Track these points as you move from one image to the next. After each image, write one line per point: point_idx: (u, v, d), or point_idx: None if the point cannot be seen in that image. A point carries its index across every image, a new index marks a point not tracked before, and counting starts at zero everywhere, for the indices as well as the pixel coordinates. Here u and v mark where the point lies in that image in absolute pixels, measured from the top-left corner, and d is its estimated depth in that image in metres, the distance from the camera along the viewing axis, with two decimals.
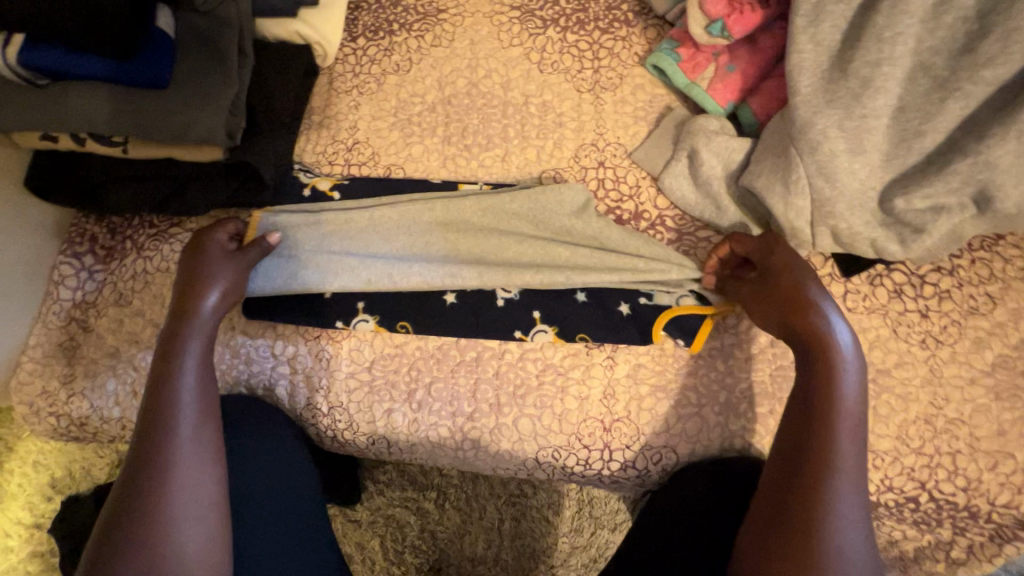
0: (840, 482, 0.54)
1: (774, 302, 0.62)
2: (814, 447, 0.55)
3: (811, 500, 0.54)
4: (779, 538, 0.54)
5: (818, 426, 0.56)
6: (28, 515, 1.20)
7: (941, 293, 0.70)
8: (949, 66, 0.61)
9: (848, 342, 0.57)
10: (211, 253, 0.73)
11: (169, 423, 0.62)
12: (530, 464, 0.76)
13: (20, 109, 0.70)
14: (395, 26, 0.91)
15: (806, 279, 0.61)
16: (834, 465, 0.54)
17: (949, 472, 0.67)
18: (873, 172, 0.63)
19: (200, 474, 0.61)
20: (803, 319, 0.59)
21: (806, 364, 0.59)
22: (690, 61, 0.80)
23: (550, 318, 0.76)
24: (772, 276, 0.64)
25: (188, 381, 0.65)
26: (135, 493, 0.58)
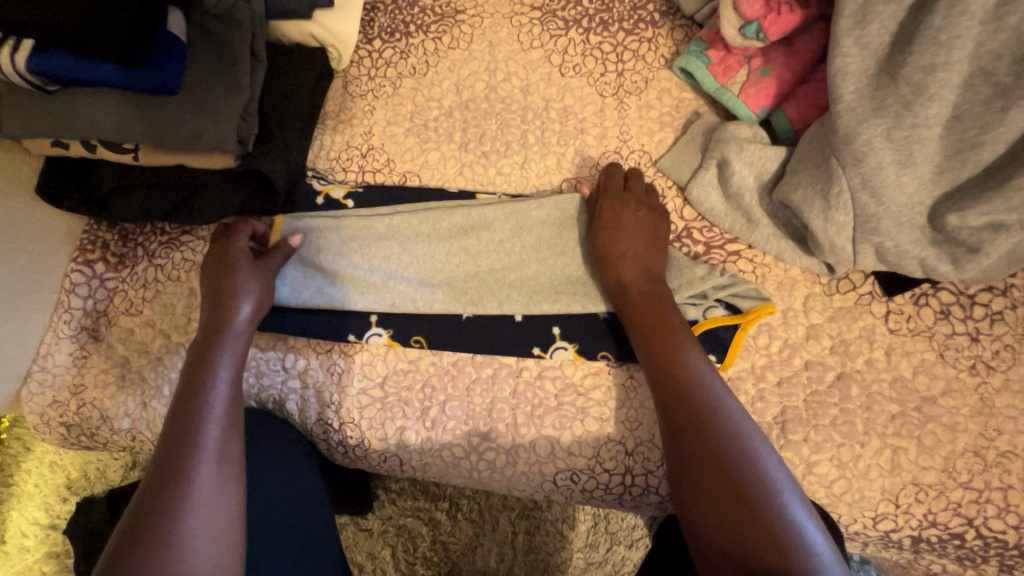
0: (730, 434, 0.54)
1: (608, 236, 0.71)
2: (689, 414, 0.56)
3: (726, 465, 0.52)
4: (705, 483, 0.52)
5: (676, 388, 0.59)
6: (44, 515, 1.21)
7: (994, 315, 0.65)
8: (1013, 71, 0.55)
9: (668, 293, 0.67)
10: (241, 264, 0.72)
11: (196, 433, 0.59)
12: (548, 486, 0.73)
13: (30, 117, 0.69)
14: (411, 27, 0.88)
15: (642, 213, 0.72)
16: (715, 423, 0.55)
17: (1000, 508, 0.62)
18: (923, 187, 0.59)
19: (222, 490, 0.57)
20: (627, 259, 0.69)
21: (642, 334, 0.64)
22: (721, 63, 0.76)
23: (572, 334, 0.73)
24: (616, 209, 0.72)
25: (219, 394, 0.63)
26: (154, 508, 0.53)
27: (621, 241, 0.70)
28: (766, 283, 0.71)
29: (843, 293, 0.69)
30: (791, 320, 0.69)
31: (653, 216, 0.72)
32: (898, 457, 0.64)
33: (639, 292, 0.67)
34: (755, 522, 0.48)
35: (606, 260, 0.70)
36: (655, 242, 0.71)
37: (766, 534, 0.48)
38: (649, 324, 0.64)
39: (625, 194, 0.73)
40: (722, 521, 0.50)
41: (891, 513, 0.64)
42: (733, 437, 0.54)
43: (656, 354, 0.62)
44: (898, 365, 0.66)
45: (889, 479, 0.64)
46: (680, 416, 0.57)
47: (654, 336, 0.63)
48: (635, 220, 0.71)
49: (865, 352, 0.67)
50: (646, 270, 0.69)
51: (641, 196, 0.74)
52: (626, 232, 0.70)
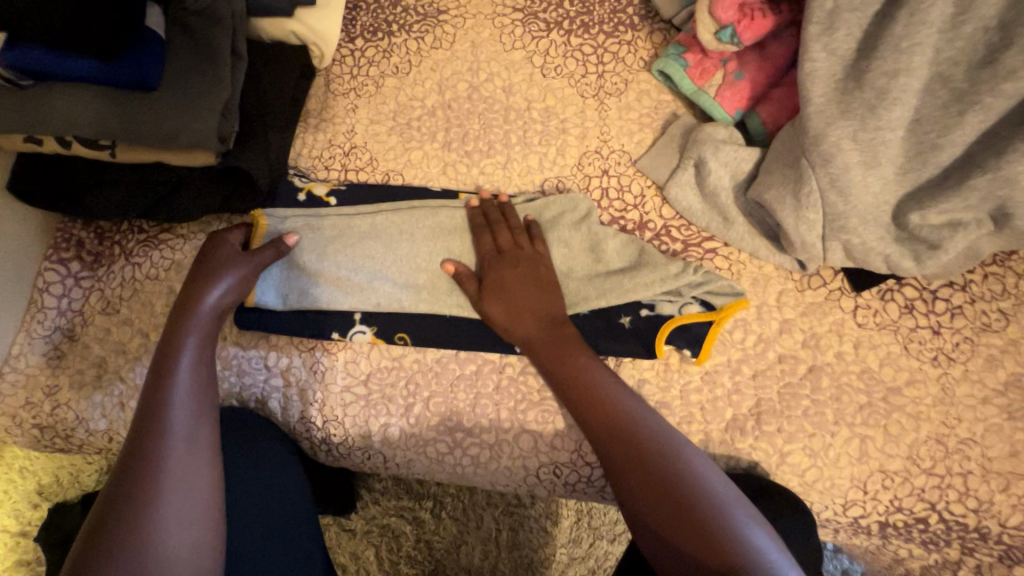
0: (664, 457, 0.58)
1: (498, 305, 0.71)
2: (625, 444, 0.60)
3: (667, 485, 0.56)
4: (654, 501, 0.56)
5: (603, 419, 0.63)
6: (14, 523, 1.17)
7: (954, 310, 0.68)
8: (968, 77, 0.58)
9: (574, 337, 0.69)
10: (220, 254, 0.72)
11: (161, 423, 0.59)
12: (531, 480, 0.74)
13: (1, 112, 0.68)
14: (394, 27, 0.89)
15: (520, 267, 0.72)
16: (649, 450, 0.59)
17: (960, 493, 0.66)
18: (887, 186, 0.61)
19: (194, 473, 0.57)
20: (529, 316, 0.70)
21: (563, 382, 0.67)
22: (698, 67, 0.78)
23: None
24: (497, 271, 0.72)
25: (184, 379, 0.63)
26: (126, 494, 0.54)
27: (516, 293, 0.71)
28: (741, 279, 0.73)
29: (814, 288, 0.71)
30: (765, 315, 0.71)
31: (531, 265, 0.72)
32: (866, 445, 0.67)
33: (546, 347, 0.69)
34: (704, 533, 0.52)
35: (506, 321, 0.70)
36: (546, 291, 0.71)
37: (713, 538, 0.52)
38: (564, 377, 0.67)
39: (499, 255, 0.73)
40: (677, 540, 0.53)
41: (859, 499, 0.67)
42: (661, 451, 0.59)
43: (576, 395, 0.66)
44: (866, 357, 0.68)
45: (858, 467, 0.67)
46: (619, 449, 0.60)
47: (574, 384, 0.66)
48: (517, 273, 0.72)
49: (834, 345, 0.69)
50: (547, 323, 0.70)
51: (514, 250, 0.74)
52: (513, 288, 0.71)
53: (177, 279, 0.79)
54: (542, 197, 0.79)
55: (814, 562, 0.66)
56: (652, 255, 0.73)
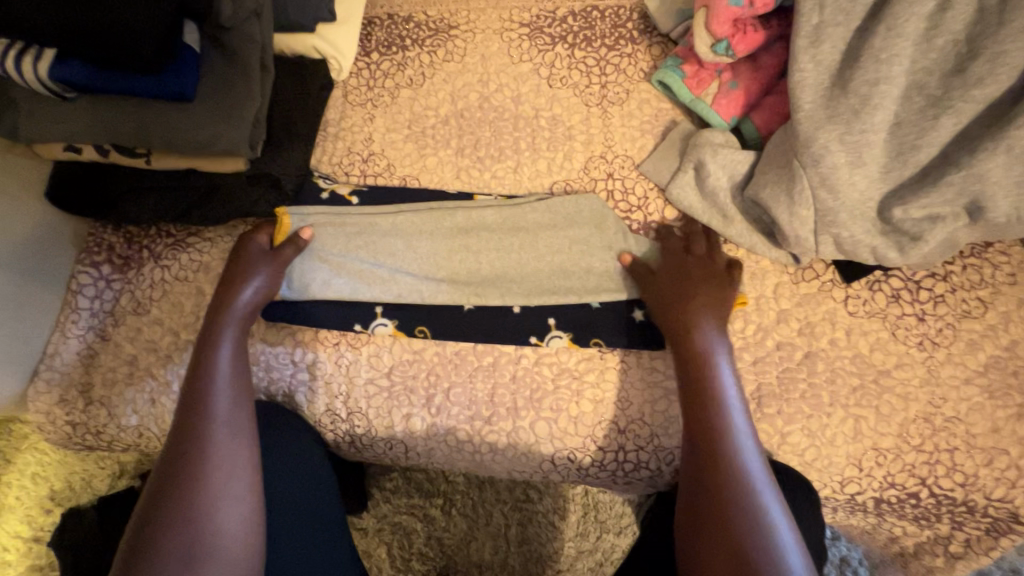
0: (737, 464, 0.60)
1: (659, 297, 0.73)
2: (704, 430, 0.63)
3: (724, 488, 0.58)
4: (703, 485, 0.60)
5: (696, 404, 0.65)
6: (27, 528, 1.16)
7: (937, 298, 0.74)
8: (941, 85, 0.65)
9: (719, 348, 0.68)
10: (250, 252, 0.76)
11: (205, 407, 0.64)
12: (546, 466, 0.78)
13: (46, 123, 0.72)
14: (407, 41, 0.94)
15: (695, 277, 0.73)
16: (724, 445, 0.61)
17: (948, 468, 0.71)
18: (872, 184, 0.67)
19: (236, 454, 0.62)
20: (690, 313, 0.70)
21: (687, 374, 0.67)
22: (695, 77, 0.84)
23: (565, 324, 0.78)
24: (666, 272, 0.75)
25: (224, 368, 0.68)
26: (174, 473, 0.59)
27: (682, 287, 0.73)
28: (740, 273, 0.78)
29: (808, 281, 0.77)
30: (763, 306, 0.76)
31: (723, 280, 0.74)
32: (859, 425, 0.72)
33: (688, 348, 0.68)
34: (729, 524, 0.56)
35: (668, 305, 0.72)
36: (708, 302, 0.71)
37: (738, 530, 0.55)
38: (693, 363, 0.67)
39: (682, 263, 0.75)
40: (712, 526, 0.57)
41: (855, 476, 0.72)
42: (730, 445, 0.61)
43: (689, 378, 0.67)
44: (857, 343, 0.74)
45: (852, 445, 0.72)
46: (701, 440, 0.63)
47: (692, 378, 0.67)
48: (697, 276, 0.74)
49: (828, 333, 0.74)
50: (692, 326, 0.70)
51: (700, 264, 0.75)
52: (691, 286, 0.73)
53: (206, 280, 0.83)
54: (556, 197, 0.83)
55: (815, 535, 0.70)
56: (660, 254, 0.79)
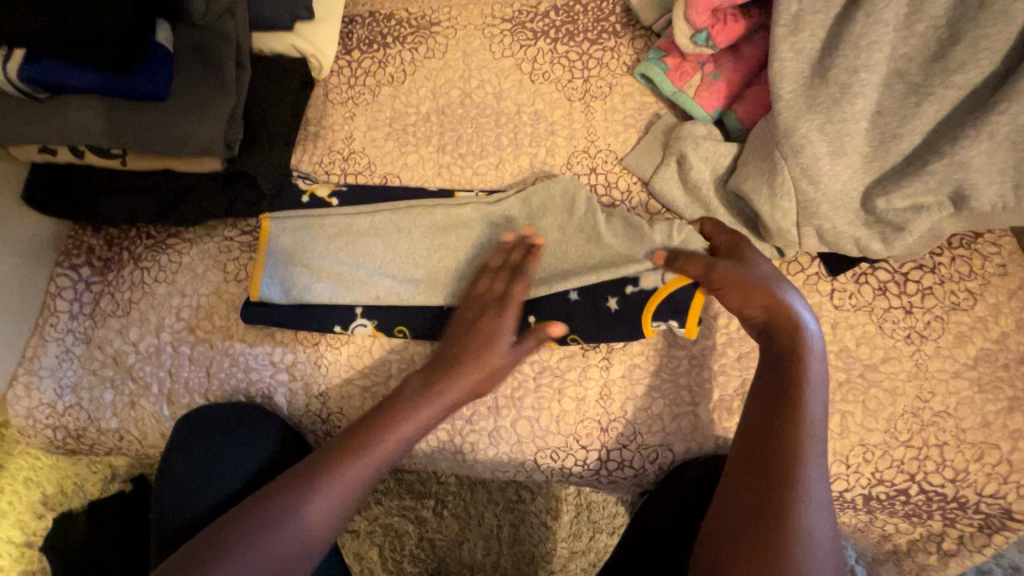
0: (804, 484, 0.55)
1: (737, 296, 0.67)
2: (784, 437, 0.57)
3: (778, 509, 0.54)
4: (756, 484, 0.56)
5: (784, 406, 0.59)
6: (20, 533, 1.12)
7: (924, 290, 0.72)
8: (922, 72, 0.63)
9: (818, 372, 0.60)
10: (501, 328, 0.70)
11: (322, 482, 0.60)
12: (529, 466, 0.77)
13: (20, 124, 0.71)
14: (388, 39, 0.93)
15: (775, 275, 0.66)
16: (801, 465, 0.56)
17: (938, 464, 0.69)
18: (854, 174, 0.66)
19: (297, 545, 0.57)
20: (782, 316, 0.63)
21: (773, 382, 0.61)
22: (677, 70, 0.82)
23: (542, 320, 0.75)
24: (730, 265, 0.67)
25: (380, 464, 0.63)
26: (251, 525, 0.57)
27: (750, 281, 0.65)
28: None
29: (793, 274, 0.75)
30: None
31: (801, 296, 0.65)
32: (846, 420, 0.70)
33: (787, 362, 0.61)
34: (762, 530, 0.54)
35: (744, 291, 0.66)
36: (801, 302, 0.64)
37: (771, 540, 0.53)
38: (788, 369, 0.60)
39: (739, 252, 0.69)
40: (744, 521, 0.55)
41: (843, 473, 0.71)
42: (806, 465, 0.56)
43: (780, 378, 0.61)
44: (844, 337, 0.72)
45: (839, 441, 0.70)
46: (763, 454, 0.57)
47: (785, 385, 0.60)
48: (765, 278, 0.66)
49: None
50: (791, 335, 0.63)
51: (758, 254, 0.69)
52: (759, 285, 0.65)
53: (185, 281, 0.82)
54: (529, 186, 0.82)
55: None
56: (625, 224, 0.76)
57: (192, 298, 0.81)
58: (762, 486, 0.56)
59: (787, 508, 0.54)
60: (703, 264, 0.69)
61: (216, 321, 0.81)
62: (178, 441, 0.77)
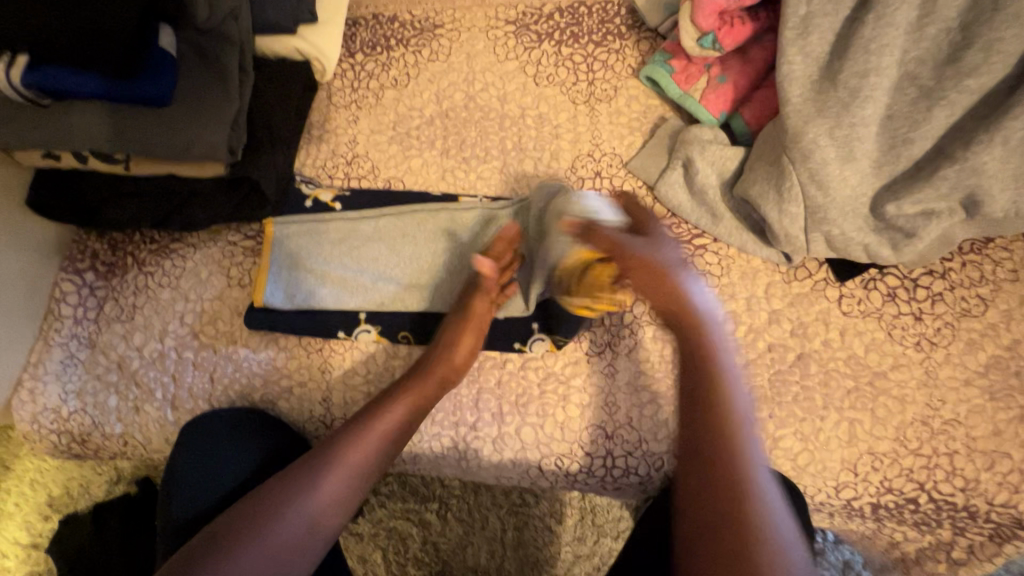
0: (748, 478, 0.55)
1: (644, 282, 0.66)
2: (717, 435, 0.57)
3: (736, 515, 0.53)
4: (709, 492, 0.55)
5: (705, 401, 0.58)
6: (26, 535, 1.13)
7: (934, 296, 0.71)
8: (933, 76, 0.62)
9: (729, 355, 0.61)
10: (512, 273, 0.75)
11: (309, 485, 0.63)
12: (533, 473, 0.77)
13: (23, 130, 0.71)
14: (392, 42, 0.93)
15: (679, 260, 0.66)
16: (738, 459, 0.55)
17: (948, 472, 0.68)
18: (863, 179, 0.65)
19: (294, 543, 0.60)
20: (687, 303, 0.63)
21: (694, 377, 0.60)
22: (683, 72, 0.81)
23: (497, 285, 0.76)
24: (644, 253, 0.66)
25: (356, 461, 0.65)
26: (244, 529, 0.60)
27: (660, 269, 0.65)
28: (731, 272, 0.76)
29: (801, 280, 0.74)
30: (754, 307, 0.74)
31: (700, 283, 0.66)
32: (854, 428, 0.70)
33: (705, 351, 0.61)
34: (731, 541, 0.52)
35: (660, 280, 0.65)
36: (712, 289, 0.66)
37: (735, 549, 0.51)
38: (699, 358, 0.60)
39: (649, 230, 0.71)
40: (709, 535, 0.53)
41: (851, 481, 0.70)
42: (741, 459, 0.55)
43: (696, 372, 0.60)
44: (852, 344, 0.72)
45: (847, 449, 0.70)
46: (700, 459, 0.57)
47: (702, 377, 0.60)
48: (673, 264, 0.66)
49: (821, 334, 0.72)
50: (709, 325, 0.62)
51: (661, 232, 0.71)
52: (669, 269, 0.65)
53: (189, 286, 0.82)
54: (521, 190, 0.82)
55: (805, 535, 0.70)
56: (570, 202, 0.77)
57: (196, 303, 0.81)
58: (713, 496, 0.55)
59: (743, 511, 0.53)
60: (609, 240, 0.69)
61: (220, 327, 0.81)
62: (184, 444, 0.77)
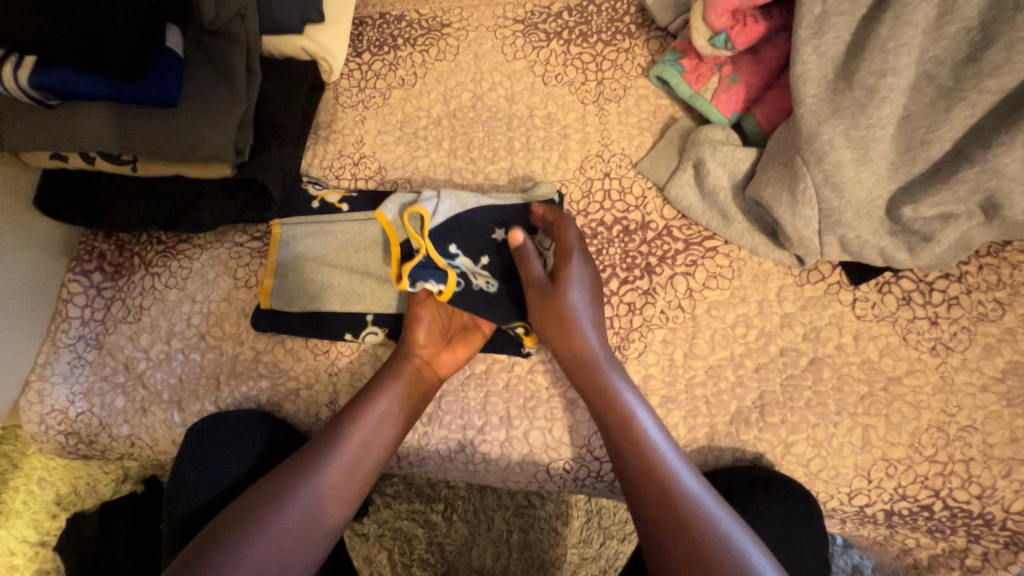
0: (666, 467, 0.62)
1: (550, 324, 0.70)
2: (630, 444, 0.64)
3: (668, 505, 0.60)
4: (646, 497, 0.61)
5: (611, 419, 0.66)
6: (34, 533, 1.13)
7: (950, 300, 0.70)
8: (952, 75, 0.61)
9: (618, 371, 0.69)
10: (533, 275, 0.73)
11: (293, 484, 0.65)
12: (541, 476, 0.76)
13: (31, 131, 0.71)
14: (399, 41, 0.92)
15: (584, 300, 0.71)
16: (651, 457, 0.62)
17: (963, 480, 0.67)
18: (879, 181, 0.64)
19: (297, 533, 0.62)
20: (578, 344, 0.69)
21: (596, 401, 0.67)
22: (694, 71, 0.80)
23: (443, 277, 0.73)
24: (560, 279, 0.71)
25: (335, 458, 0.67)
26: (235, 527, 0.61)
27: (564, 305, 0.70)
28: (742, 275, 0.75)
29: (813, 283, 0.73)
30: (766, 310, 0.73)
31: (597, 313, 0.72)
32: (868, 434, 0.69)
33: (589, 375, 0.68)
34: (677, 529, 0.58)
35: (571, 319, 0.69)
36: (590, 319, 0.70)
37: (684, 534, 0.57)
38: (595, 381, 0.68)
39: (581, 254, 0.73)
40: (664, 531, 0.59)
41: (864, 488, 0.69)
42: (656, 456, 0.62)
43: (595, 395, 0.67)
44: (865, 348, 0.71)
45: (861, 455, 0.69)
46: (629, 482, 0.63)
47: (599, 396, 0.67)
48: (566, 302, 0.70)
49: (834, 338, 0.71)
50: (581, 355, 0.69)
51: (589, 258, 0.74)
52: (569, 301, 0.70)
53: (196, 287, 0.82)
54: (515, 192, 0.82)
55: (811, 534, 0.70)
56: (448, 197, 0.77)
57: (202, 304, 0.81)
58: (651, 496, 0.61)
59: (675, 495, 0.60)
60: (529, 274, 0.73)
61: (226, 328, 0.80)
62: (187, 445, 0.76)
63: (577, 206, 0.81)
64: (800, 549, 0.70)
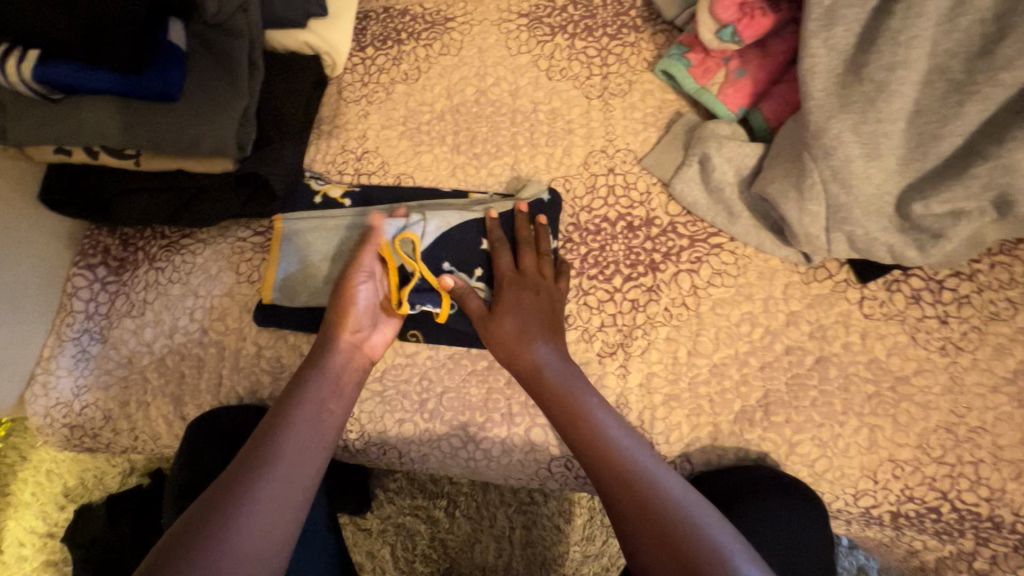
0: (627, 458, 0.62)
1: (495, 346, 0.72)
2: (589, 441, 0.64)
3: (637, 495, 0.59)
4: (614, 493, 0.60)
5: (568, 419, 0.66)
6: (41, 524, 1.14)
7: (961, 299, 0.69)
8: (966, 68, 0.59)
9: (570, 371, 0.69)
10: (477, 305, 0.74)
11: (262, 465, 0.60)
12: (543, 473, 0.76)
13: (35, 124, 0.71)
14: (402, 35, 0.91)
15: (527, 313, 0.72)
16: (611, 450, 0.62)
17: (972, 482, 0.66)
18: (889, 177, 0.63)
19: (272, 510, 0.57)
20: (526, 354, 0.70)
21: (551, 404, 0.67)
22: (700, 66, 0.79)
23: (438, 300, 0.75)
24: (505, 304, 0.73)
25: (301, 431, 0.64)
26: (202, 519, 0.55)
27: (509, 324, 0.72)
28: (747, 272, 0.74)
29: (820, 281, 0.72)
30: (772, 308, 0.72)
31: (546, 326, 0.72)
32: (875, 435, 0.68)
33: (542, 379, 0.68)
34: (651, 519, 0.57)
35: (518, 340, 0.71)
36: (537, 329, 0.71)
37: (658, 524, 0.56)
38: (547, 383, 0.68)
39: (521, 275, 0.74)
40: (636, 524, 0.57)
41: (870, 489, 0.68)
42: (616, 450, 0.62)
43: (549, 398, 0.68)
44: (873, 347, 0.69)
45: (867, 456, 0.68)
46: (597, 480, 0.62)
47: (554, 399, 0.67)
48: (512, 323, 0.72)
49: (841, 337, 0.70)
50: (529, 360, 0.70)
51: (536, 276, 0.75)
52: (512, 321, 0.72)
53: (199, 282, 0.82)
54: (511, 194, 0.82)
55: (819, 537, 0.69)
56: (434, 217, 0.78)
57: (205, 299, 0.81)
58: (620, 491, 0.60)
59: (641, 485, 0.59)
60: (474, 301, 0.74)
61: (229, 323, 0.80)
62: (189, 441, 0.76)
63: (581, 202, 0.80)
64: (804, 551, 0.69)
